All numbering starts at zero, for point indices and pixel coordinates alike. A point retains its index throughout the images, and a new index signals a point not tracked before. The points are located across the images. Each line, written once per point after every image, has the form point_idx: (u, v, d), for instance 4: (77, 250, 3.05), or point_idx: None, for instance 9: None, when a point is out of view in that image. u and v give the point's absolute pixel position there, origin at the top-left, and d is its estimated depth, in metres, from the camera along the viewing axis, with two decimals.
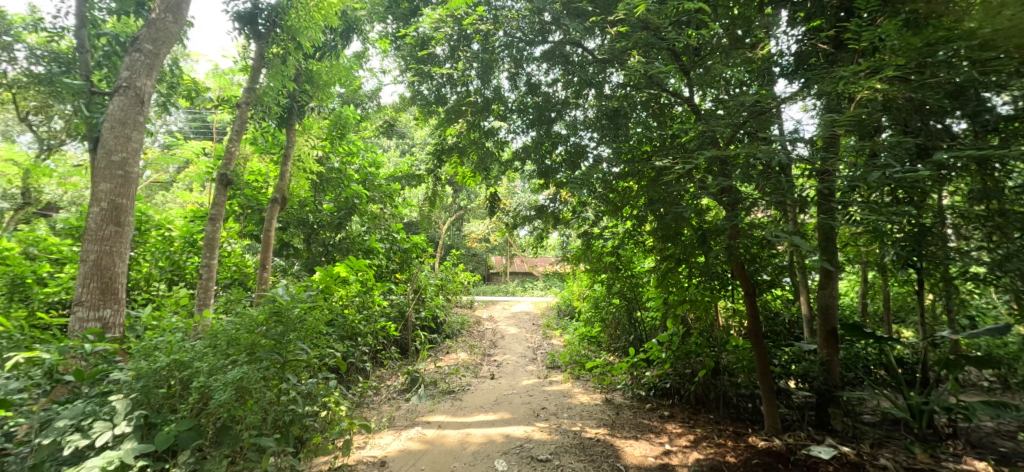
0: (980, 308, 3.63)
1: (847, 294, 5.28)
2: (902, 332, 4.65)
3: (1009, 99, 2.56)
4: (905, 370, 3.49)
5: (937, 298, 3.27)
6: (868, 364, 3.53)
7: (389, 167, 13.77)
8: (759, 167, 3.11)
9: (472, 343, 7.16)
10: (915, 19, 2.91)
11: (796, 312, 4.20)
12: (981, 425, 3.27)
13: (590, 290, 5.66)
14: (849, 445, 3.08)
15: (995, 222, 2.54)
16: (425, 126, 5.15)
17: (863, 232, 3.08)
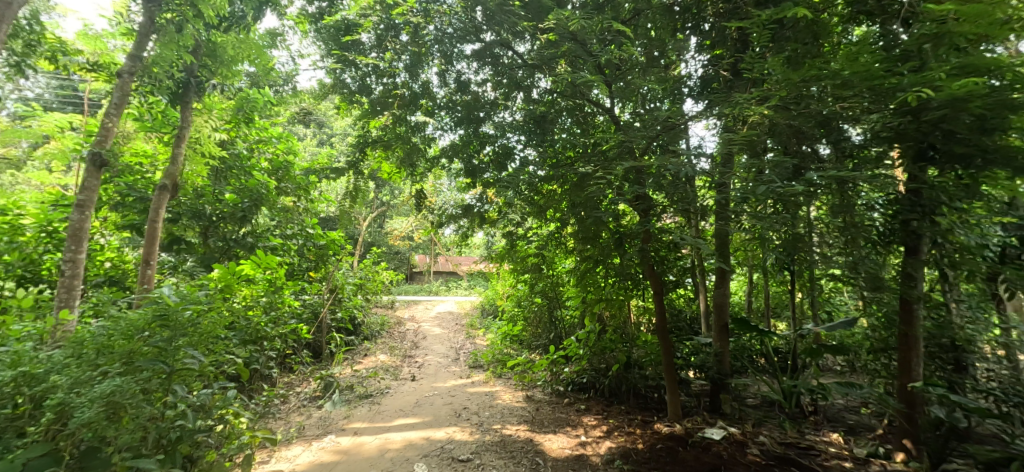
0: (836, 304, 4.33)
1: (738, 293, 5.99)
2: (779, 325, 5.38)
3: (862, 130, 3.07)
4: (780, 358, 4.05)
5: (804, 295, 3.86)
6: (752, 353, 4.03)
7: (305, 157, 12.88)
8: (669, 177, 3.40)
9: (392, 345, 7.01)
10: (799, 54, 3.29)
11: (695, 309, 4.60)
12: (833, 403, 3.92)
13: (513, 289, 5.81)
14: (736, 426, 3.50)
15: (852, 233, 3.04)
16: (347, 116, 4.86)
17: (750, 238, 3.53)
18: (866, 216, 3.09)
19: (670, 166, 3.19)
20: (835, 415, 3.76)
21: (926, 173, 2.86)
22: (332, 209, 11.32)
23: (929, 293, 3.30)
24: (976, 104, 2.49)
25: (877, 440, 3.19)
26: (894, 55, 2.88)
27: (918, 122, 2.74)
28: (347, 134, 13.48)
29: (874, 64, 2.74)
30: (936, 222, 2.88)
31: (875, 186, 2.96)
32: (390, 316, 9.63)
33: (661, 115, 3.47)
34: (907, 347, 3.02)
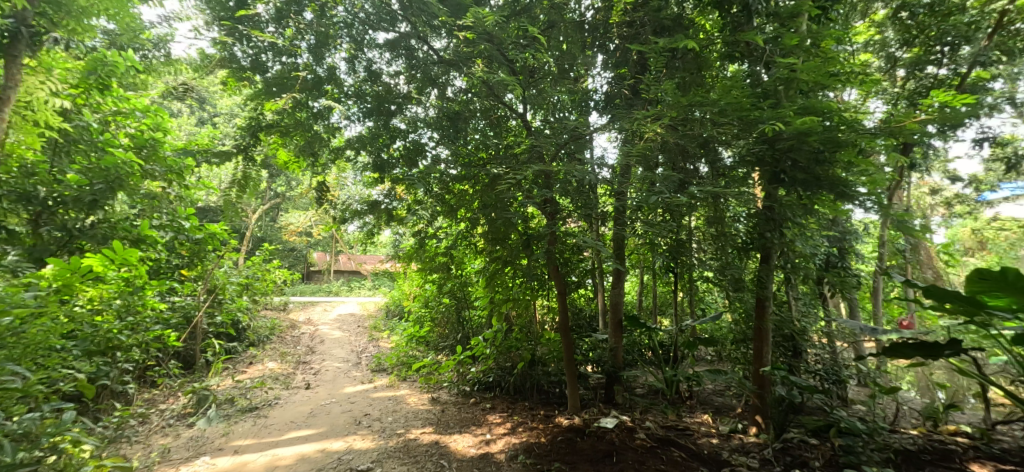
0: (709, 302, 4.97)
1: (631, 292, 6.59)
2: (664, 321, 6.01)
3: (733, 153, 3.55)
4: (664, 350, 4.53)
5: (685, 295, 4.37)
6: (642, 347, 4.44)
7: (181, 136, 11.37)
8: (574, 183, 3.66)
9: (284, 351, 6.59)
10: (689, 80, 3.72)
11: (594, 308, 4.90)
12: (705, 388, 4.49)
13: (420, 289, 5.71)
14: (626, 414, 3.84)
15: (721, 241, 3.57)
16: (236, 94, 4.34)
17: (643, 243, 3.90)
18: (734, 226, 3.62)
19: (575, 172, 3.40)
20: (705, 399, 4.32)
21: (776, 193, 3.44)
22: (214, 199, 10.11)
23: (778, 293, 3.96)
24: (813, 141, 3.12)
25: (736, 418, 3.75)
26: (757, 91, 3.42)
27: (771, 151, 3.27)
28: (234, 115, 12.06)
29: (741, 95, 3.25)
30: (784, 234, 3.47)
31: (741, 202, 3.45)
32: (283, 319, 8.82)
33: (571, 125, 3.72)
34: (760, 338, 3.58)
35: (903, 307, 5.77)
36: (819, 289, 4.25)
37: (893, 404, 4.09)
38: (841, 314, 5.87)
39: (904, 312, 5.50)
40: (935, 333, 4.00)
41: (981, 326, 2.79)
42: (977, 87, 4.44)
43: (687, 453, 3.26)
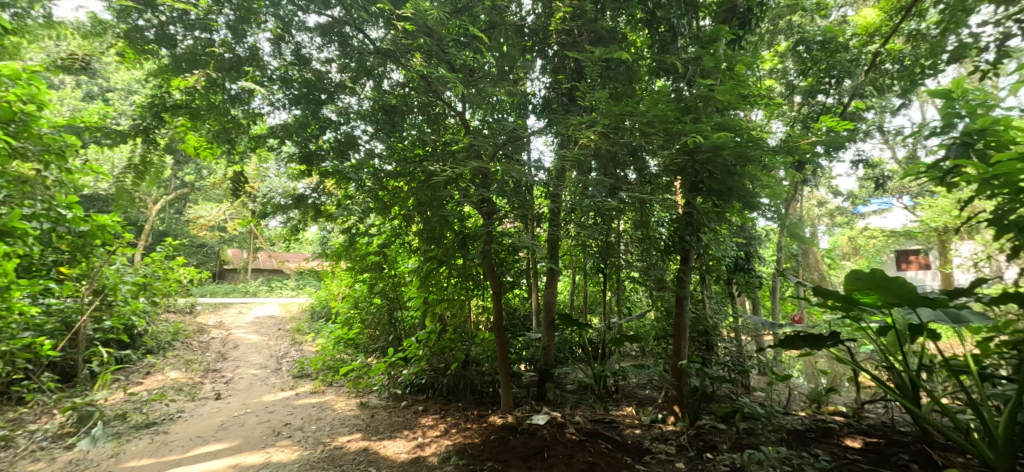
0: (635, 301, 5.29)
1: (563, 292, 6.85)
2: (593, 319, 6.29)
3: (658, 163, 3.78)
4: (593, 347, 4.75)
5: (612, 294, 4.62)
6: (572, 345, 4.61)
7: (64, 112, 9.92)
8: (511, 184, 3.70)
9: (189, 358, 6.04)
10: (621, 91, 3.91)
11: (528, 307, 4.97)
12: (629, 382, 4.78)
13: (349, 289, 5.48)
14: (557, 410, 3.97)
15: (645, 243, 3.82)
16: (138, 69, 3.85)
17: (575, 244, 4.05)
18: (658, 230, 3.89)
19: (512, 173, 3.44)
20: (629, 392, 4.59)
21: (695, 200, 3.75)
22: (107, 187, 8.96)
23: (694, 293, 4.31)
24: (728, 154, 3.44)
25: (657, 409, 4.02)
26: (680, 105, 3.70)
27: (691, 162, 3.54)
28: (131, 92, 10.70)
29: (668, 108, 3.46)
30: (701, 238, 3.80)
31: (665, 207, 3.71)
32: (189, 323, 7.97)
33: (508, 127, 3.80)
34: (678, 334, 3.88)
35: (795, 304, 6.54)
36: (729, 288, 4.68)
37: (786, 390, 4.64)
38: (745, 311, 6.51)
39: (795, 309, 6.24)
40: (818, 327, 4.58)
41: (855, 320, 3.24)
42: (855, 115, 5.18)
43: (614, 445, 3.44)
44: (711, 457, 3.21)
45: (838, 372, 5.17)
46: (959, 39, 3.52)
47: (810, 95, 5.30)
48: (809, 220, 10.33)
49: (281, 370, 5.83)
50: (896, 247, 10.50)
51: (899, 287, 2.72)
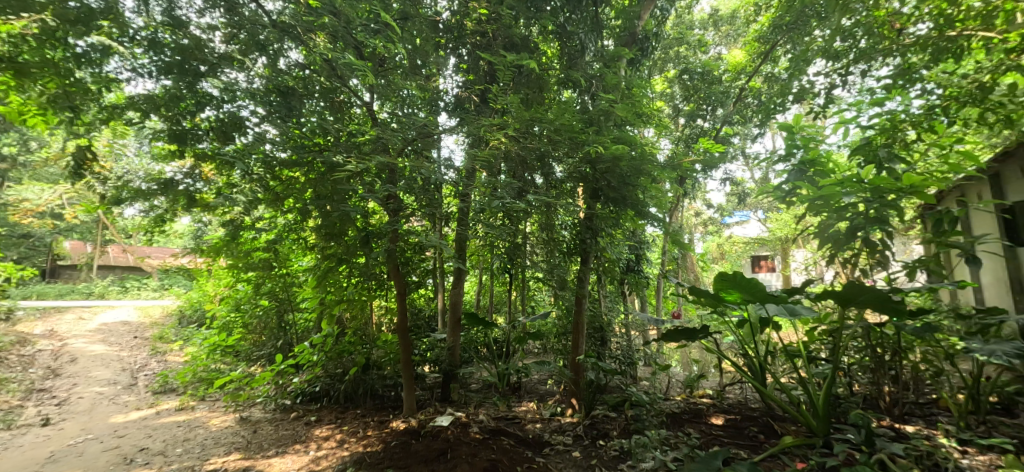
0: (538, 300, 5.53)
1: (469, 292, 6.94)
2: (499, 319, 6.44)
3: (563, 168, 4.00)
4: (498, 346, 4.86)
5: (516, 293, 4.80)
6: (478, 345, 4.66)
7: None
8: (420, 180, 3.59)
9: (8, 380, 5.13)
10: (532, 97, 4.05)
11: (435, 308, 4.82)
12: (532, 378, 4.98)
13: (228, 290, 4.89)
14: (460, 410, 3.97)
15: (548, 245, 4.02)
16: None
17: (483, 244, 4.08)
18: (561, 233, 4.11)
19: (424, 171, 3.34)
20: (531, 388, 4.78)
21: (595, 206, 4.04)
22: None
23: (593, 292, 4.61)
24: (624, 165, 3.79)
25: (556, 402, 4.24)
26: (585, 116, 3.93)
27: (591, 170, 3.92)
28: None
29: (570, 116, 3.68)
30: (599, 241, 4.10)
31: (568, 212, 3.94)
32: (4, 332, 6.71)
33: (417, 123, 3.69)
34: (577, 331, 4.15)
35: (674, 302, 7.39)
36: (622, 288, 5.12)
37: (667, 379, 5.23)
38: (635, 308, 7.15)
39: (675, 306, 7.00)
40: (692, 322, 5.21)
41: (721, 315, 3.77)
42: (725, 140, 6.13)
43: (515, 440, 3.54)
44: (603, 443, 3.48)
45: (707, 361, 5.92)
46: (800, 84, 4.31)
47: (691, 119, 6.17)
48: (687, 227, 11.77)
49: (135, 387, 5.25)
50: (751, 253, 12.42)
51: (754, 288, 3.23)
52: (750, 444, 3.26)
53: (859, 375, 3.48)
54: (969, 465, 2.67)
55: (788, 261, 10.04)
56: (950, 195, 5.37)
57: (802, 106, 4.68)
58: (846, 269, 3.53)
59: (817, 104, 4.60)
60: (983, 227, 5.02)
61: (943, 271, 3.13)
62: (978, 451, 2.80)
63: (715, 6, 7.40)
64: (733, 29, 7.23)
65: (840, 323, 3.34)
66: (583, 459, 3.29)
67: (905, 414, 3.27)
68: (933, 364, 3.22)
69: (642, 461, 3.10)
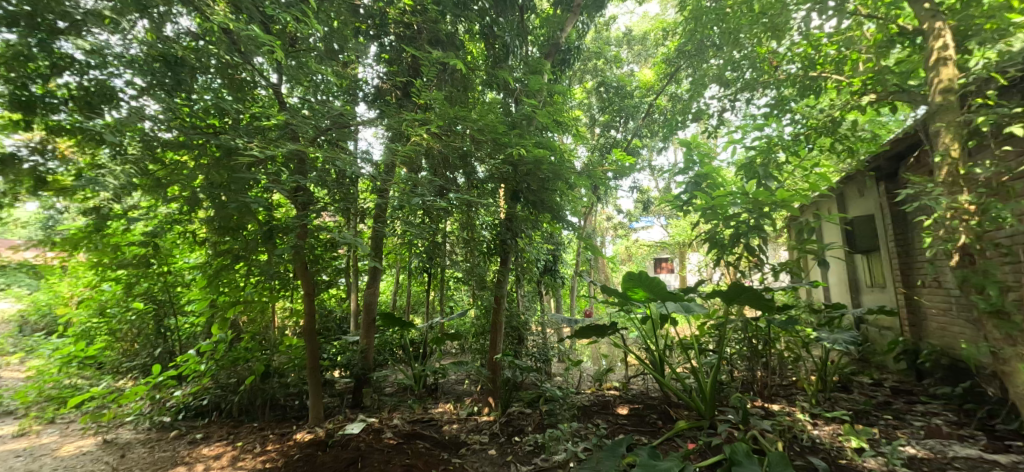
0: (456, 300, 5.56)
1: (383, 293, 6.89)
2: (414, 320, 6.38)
3: (484, 169, 4.03)
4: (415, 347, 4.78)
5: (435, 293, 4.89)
6: (392, 347, 4.53)
7: None
8: (332, 173, 3.35)
9: None
10: (456, 96, 4.02)
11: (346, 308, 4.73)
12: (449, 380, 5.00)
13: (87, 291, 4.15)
14: (372, 416, 3.81)
15: (468, 245, 4.01)
16: None
17: (401, 242, 3.94)
18: (482, 233, 4.12)
19: (339, 162, 3.12)
20: (447, 389, 4.76)
21: (515, 207, 4.14)
22: None
23: (511, 291, 4.70)
24: (544, 169, 3.93)
25: (472, 402, 4.26)
26: (507, 120, 4.00)
27: (512, 172, 3.98)
28: None
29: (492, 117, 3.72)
30: (518, 242, 4.21)
31: (488, 212, 3.99)
32: None
33: (332, 112, 3.46)
34: (494, 330, 4.22)
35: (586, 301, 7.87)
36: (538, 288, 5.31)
37: (578, 374, 5.56)
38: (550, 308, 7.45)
39: (587, 306, 7.41)
40: (601, 319, 5.58)
41: (626, 312, 4.07)
42: (634, 150, 7.20)
43: (431, 443, 3.48)
44: (518, 440, 3.57)
45: (615, 356, 6.37)
46: (698, 106, 4.84)
47: (606, 129, 7.10)
48: (598, 231, 12.60)
49: None
50: (653, 256, 13.64)
51: (655, 287, 3.54)
52: (649, 430, 3.58)
53: (738, 363, 3.99)
54: (817, 435, 3.21)
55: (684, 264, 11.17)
56: (809, 208, 6.47)
57: (700, 126, 5.26)
58: (729, 271, 4.02)
59: (712, 125, 5.19)
60: (833, 236, 6.14)
61: (802, 274, 3.71)
62: (824, 422, 3.37)
63: (628, 27, 8.04)
64: (643, 49, 8.07)
65: (723, 318, 3.81)
66: (498, 456, 3.34)
67: (772, 396, 3.82)
68: (794, 351, 3.82)
69: (554, 454, 3.24)
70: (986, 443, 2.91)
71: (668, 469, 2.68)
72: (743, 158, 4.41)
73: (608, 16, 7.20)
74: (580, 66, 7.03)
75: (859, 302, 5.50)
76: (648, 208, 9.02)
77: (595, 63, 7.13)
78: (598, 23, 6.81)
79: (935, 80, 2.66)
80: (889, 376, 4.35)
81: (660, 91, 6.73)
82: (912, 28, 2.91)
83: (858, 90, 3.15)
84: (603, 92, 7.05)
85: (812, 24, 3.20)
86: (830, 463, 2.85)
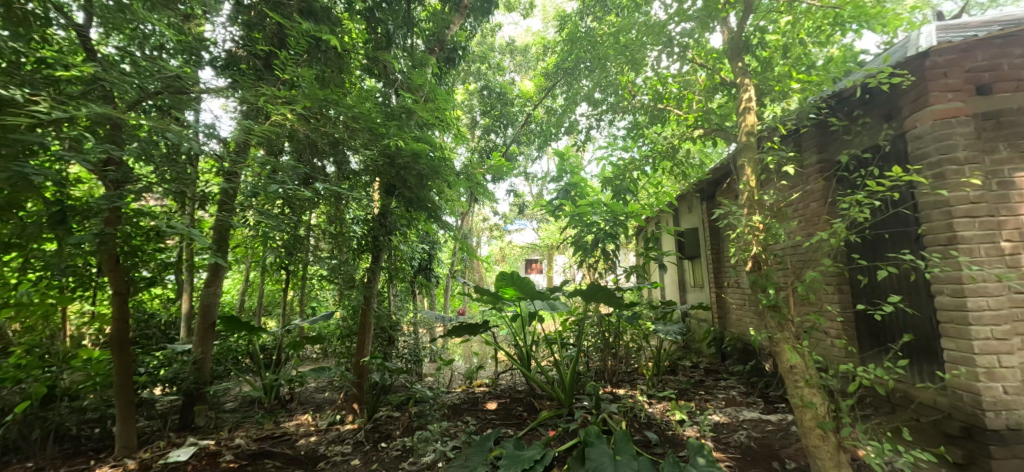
0: (320, 300, 5.26)
1: (230, 292, 6.25)
2: (268, 323, 5.86)
3: (358, 160, 3.76)
4: (266, 354, 4.58)
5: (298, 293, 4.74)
6: (238, 354, 4.22)
7: None
8: (164, 145, 2.70)
9: None
10: (329, 77, 3.65)
11: (174, 312, 4.16)
12: (308, 387, 4.80)
13: None
14: (208, 438, 3.29)
15: (338, 241, 3.67)
16: None
17: (253, 234, 3.42)
18: (352, 228, 3.85)
19: (170, 134, 2.51)
20: (305, 399, 4.45)
21: (390, 203, 3.96)
22: None
23: (381, 291, 4.51)
24: (422, 164, 3.84)
25: (335, 411, 3.97)
26: (386, 111, 3.79)
27: (388, 166, 3.79)
28: None
29: (365, 104, 3.43)
30: (391, 239, 4.07)
31: (360, 205, 3.74)
32: None
33: (168, 73, 2.74)
34: (363, 332, 4.04)
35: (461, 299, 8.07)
36: (412, 287, 5.22)
37: (450, 372, 5.67)
38: (426, 307, 7.40)
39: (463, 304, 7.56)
40: (475, 318, 5.78)
41: (498, 310, 4.21)
42: (511, 156, 7.70)
43: (282, 461, 3.13)
44: (384, 446, 3.41)
45: (487, 353, 6.61)
46: (570, 120, 5.33)
47: (487, 133, 7.44)
48: (474, 232, 12.98)
49: None
50: (524, 257, 14.54)
51: (525, 287, 3.74)
52: (516, 422, 3.77)
53: (592, 354, 4.49)
54: (652, 412, 3.79)
55: (552, 265, 12.18)
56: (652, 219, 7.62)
57: (571, 139, 5.80)
58: (590, 272, 4.55)
59: (580, 139, 5.75)
60: (671, 244, 7.33)
61: (647, 276, 4.35)
62: (656, 401, 4.00)
63: (512, 38, 8.48)
64: (524, 61, 8.60)
65: (580, 315, 4.29)
66: (362, 465, 3.14)
67: (619, 381, 4.40)
68: (636, 342, 4.46)
69: (423, 456, 3.18)
70: (763, 407, 3.81)
71: (533, 457, 2.86)
72: (606, 172, 4.95)
73: (493, 23, 7.50)
74: (465, 68, 7.22)
75: (685, 299, 6.68)
76: (522, 211, 9.61)
77: (479, 67, 7.40)
78: (484, 29, 7.05)
79: (743, 124, 3.17)
80: (702, 359, 5.38)
81: (537, 102, 7.33)
82: (730, 81, 3.59)
83: (692, 125, 3.75)
84: (485, 96, 7.38)
85: (662, 63, 3.75)
86: (661, 435, 3.39)
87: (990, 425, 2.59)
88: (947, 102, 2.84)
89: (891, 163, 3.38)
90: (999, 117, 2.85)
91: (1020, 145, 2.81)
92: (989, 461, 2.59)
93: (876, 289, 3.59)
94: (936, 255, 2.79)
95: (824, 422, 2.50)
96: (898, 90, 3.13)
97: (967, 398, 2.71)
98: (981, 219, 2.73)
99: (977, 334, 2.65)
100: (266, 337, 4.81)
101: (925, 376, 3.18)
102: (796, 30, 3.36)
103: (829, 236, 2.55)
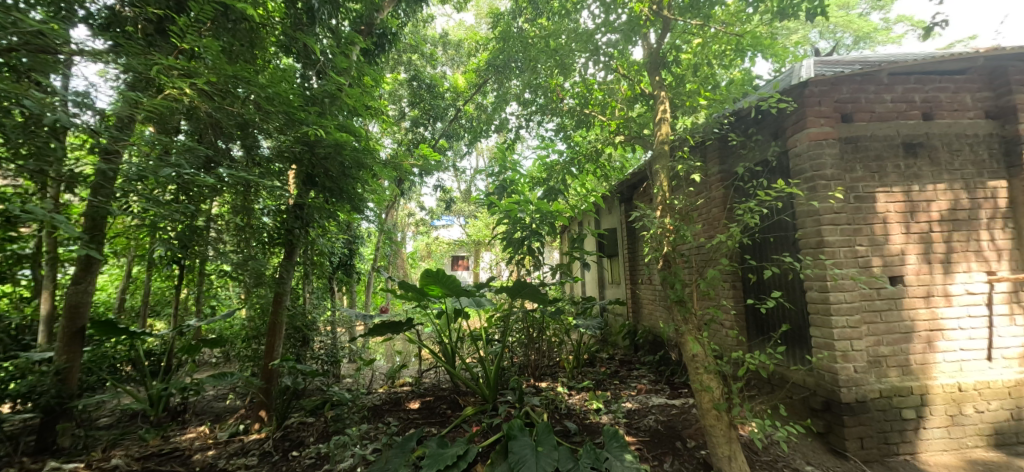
0: (221, 298, 4.78)
1: (106, 289, 5.48)
2: (156, 323, 5.21)
3: (270, 145, 3.41)
4: (151, 360, 4.09)
5: (193, 290, 4.31)
6: (115, 362, 3.73)
7: None
8: (19, 115, 2.18)
9: None
10: (239, 51, 3.27)
11: (31, 313, 3.52)
12: (205, 396, 4.36)
13: None
14: (75, 461, 2.87)
15: (245, 234, 3.30)
16: None
17: (137, 224, 2.97)
18: (262, 219, 3.51)
19: (29, 101, 2.07)
20: (201, 409, 4.02)
21: (307, 193, 3.68)
22: None
23: (294, 287, 4.25)
24: (345, 154, 3.64)
25: (238, 420, 3.63)
26: (307, 95, 3.50)
27: (307, 153, 3.51)
28: None
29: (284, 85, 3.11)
30: (308, 232, 3.79)
31: (273, 196, 3.40)
32: None
33: (28, 26, 2.15)
34: (273, 332, 3.76)
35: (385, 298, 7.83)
36: (329, 283, 4.92)
37: (369, 374, 5.44)
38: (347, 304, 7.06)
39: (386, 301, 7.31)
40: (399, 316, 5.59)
41: (423, 308, 4.11)
42: (439, 149, 7.61)
43: None
44: (296, 455, 3.17)
45: (410, 351, 6.48)
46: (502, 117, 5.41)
47: (415, 125, 7.27)
48: (400, 225, 12.64)
49: None
50: (450, 253, 14.49)
51: (452, 284, 3.68)
52: (439, 420, 3.72)
53: (516, 349, 4.59)
54: (572, 403, 3.96)
55: None
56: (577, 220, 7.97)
57: (501, 136, 5.88)
58: (518, 269, 4.65)
59: (511, 137, 5.82)
60: (594, 243, 7.72)
61: (571, 273, 4.61)
62: (575, 392, 4.19)
63: (444, 30, 8.44)
64: (456, 55, 8.57)
65: (506, 311, 4.37)
66: None
67: (542, 375, 4.56)
68: (559, 336, 4.65)
69: (340, 462, 2.99)
70: (669, 393, 4.19)
71: (456, 454, 2.83)
72: (537, 171, 5.06)
73: (427, 13, 7.38)
74: (396, 55, 7.02)
75: (605, 296, 7.07)
76: (449, 206, 9.56)
77: (410, 57, 7.28)
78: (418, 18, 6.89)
79: (658, 133, 3.36)
80: (617, 351, 5.76)
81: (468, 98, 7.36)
82: (649, 92, 3.81)
83: (614, 130, 3.93)
84: (416, 87, 7.24)
85: (589, 70, 3.93)
86: (579, 424, 3.56)
87: (844, 399, 3.10)
88: (820, 127, 3.33)
89: (777, 176, 3.86)
90: (857, 142, 3.41)
91: (870, 166, 3.38)
92: (842, 429, 3.10)
93: (762, 285, 4.11)
94: (809, 257, 3.27)
95: (718, 404, 2.80)
96: (784, 113, 3.59)
97: (827, 377, 3.22)
98: (841, 227, 3.26)
99: (837, 323, 3.15)
100: (153, 341, 4.26)
101: (798, 359, 3.70)
102: (706, 51, 3.69)
103: (727, 238, 2.84)
